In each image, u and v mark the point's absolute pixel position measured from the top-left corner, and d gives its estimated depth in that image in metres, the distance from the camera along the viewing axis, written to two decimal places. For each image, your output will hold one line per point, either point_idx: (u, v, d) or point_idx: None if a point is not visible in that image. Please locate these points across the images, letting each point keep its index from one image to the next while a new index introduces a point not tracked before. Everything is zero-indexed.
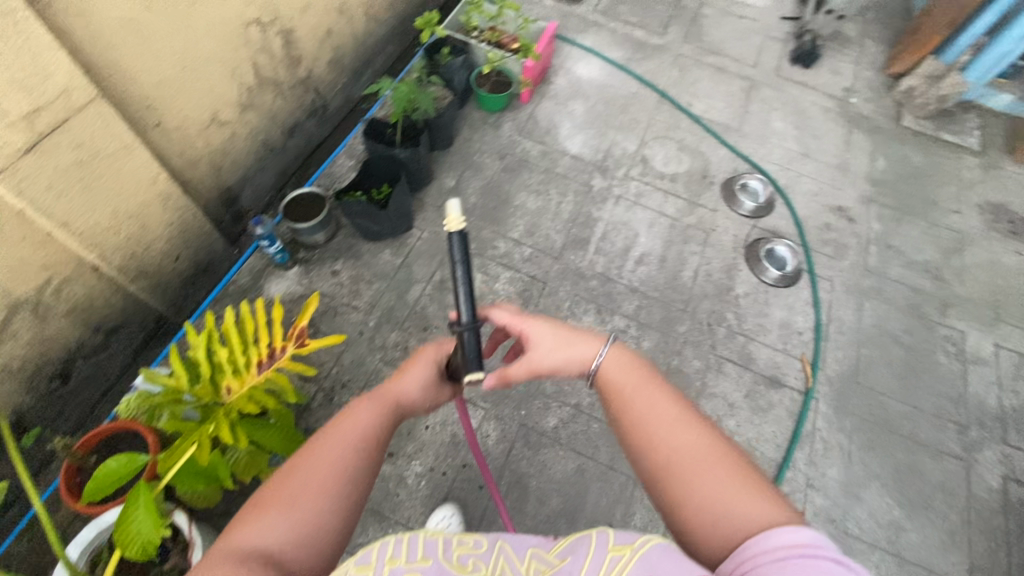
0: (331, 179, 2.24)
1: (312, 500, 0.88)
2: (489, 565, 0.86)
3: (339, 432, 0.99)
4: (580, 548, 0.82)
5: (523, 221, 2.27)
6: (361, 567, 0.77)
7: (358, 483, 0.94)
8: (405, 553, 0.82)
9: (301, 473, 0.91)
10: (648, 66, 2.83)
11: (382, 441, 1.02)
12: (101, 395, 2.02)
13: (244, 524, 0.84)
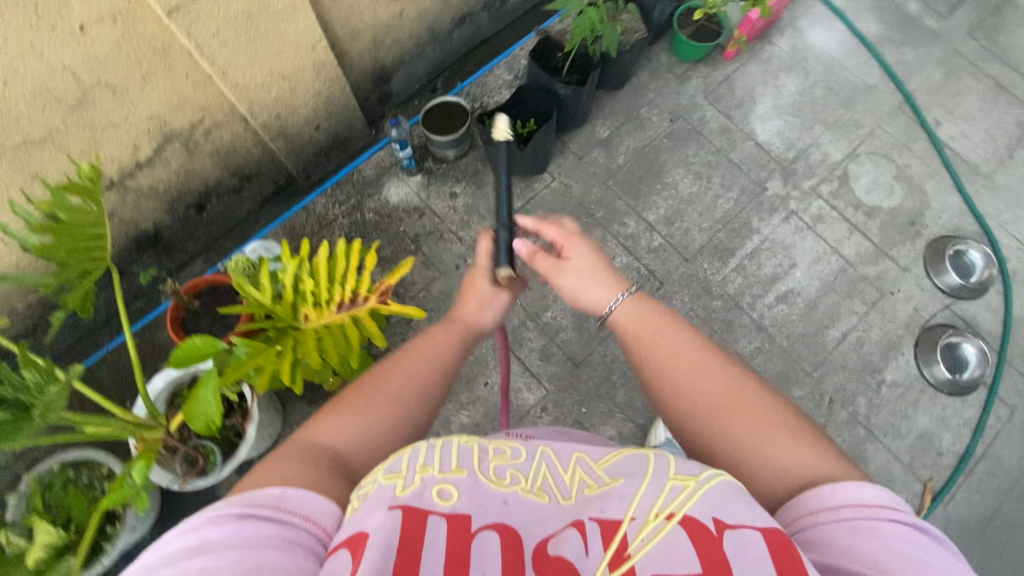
0: (482, 91, 2.08)
1: (388, 409, 0.84)
2: (530, 476, 0.68)
3: (417, 347, 0.94)
4: (635, 469, 0.66)
5: (666, 204, 1.97)
6: (390, 479, 0.63)
7: (436, 404, 0.90)
8: (430, 460, 0.66)
9: (376, 378, 0.87)
10: (902, 55, 2.19)
11: (458, 368, 0.96)
12: (226, 231, 2.19)
13: (318, 422, 0.80)
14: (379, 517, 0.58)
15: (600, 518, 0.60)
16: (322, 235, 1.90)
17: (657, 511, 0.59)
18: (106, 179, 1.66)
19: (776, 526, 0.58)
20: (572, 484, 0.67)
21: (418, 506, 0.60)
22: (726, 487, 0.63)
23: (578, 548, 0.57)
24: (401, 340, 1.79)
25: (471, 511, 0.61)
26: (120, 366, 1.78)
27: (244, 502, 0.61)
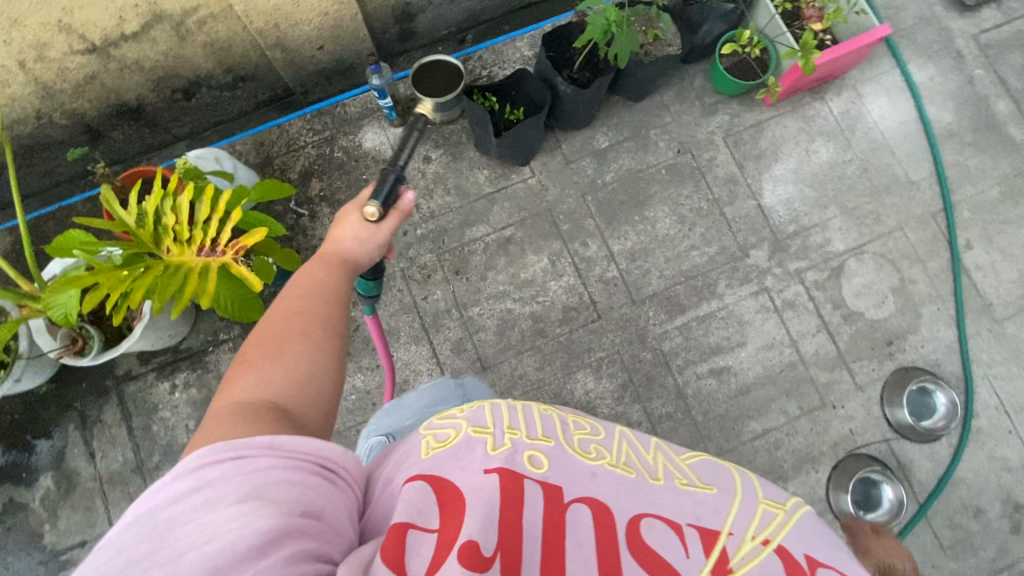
0: (495, 60, 1.95)
1: (302, 350, 0.84)
2: (614, 452, 0.72)
3: (302, 289, 0.94)
4: (724, 483, 0.70)
5: (636, 238, 1.85)
6: (478, 432, 0.69)
7: (341, 331, 0.91)
8: (516, 424, 0.72)
9: (277, 325, 0.87)
10: (962, 159, 1.93)
11: (345, 293, 0.97)
12: (214, 123, 2.20)
13: (232, 383, 0.78)
14: (476, 476, 0.64)
15: (697, 525, 0.62)
16: (288, 159, 1.88)
17: (752, 535, 0.61)
18: (89, 42, 1.66)
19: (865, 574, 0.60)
20: (656, 466, 0.71)
21: (512, 468, 0.65)
22: (807, 521, 0.66)
23: (677, 549, 0.60)
24: None
25: (563, 481, 0.65)
26: (66, 223, 1.84)
27: (237, 444, 0.61)
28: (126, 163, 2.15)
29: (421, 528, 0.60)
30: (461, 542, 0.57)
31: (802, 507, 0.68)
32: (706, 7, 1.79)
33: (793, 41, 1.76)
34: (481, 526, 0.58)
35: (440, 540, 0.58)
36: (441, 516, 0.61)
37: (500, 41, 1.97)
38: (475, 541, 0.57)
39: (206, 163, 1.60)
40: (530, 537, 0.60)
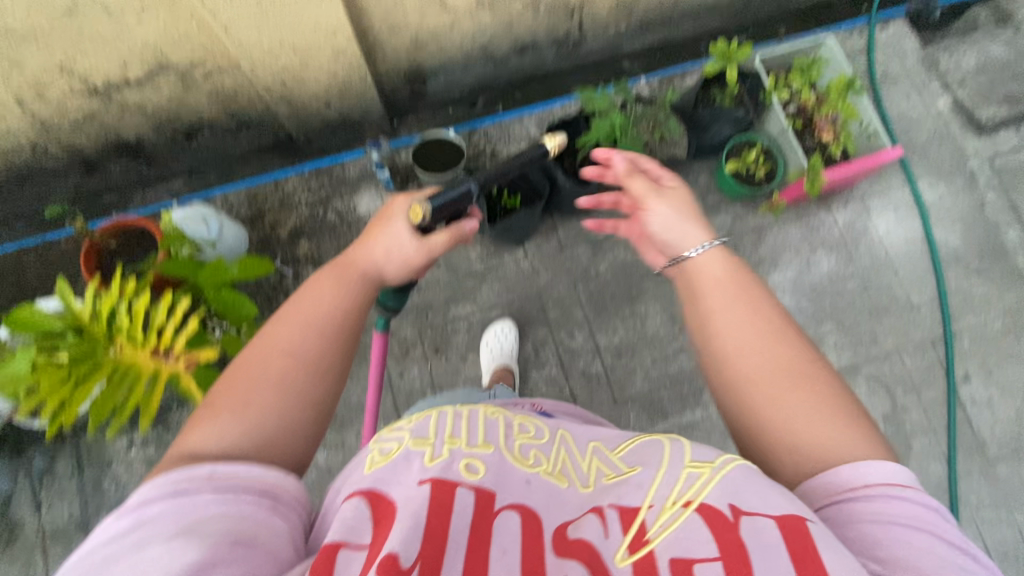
0: (500, 136, 1.95)
1: (270, 398, 0.81)
2: (551, 459, 0.76)
3: (289, 321, 0.90)
4: (649, 458, 0.75)
5: (624, 333, 1.79)
6: (418, 444, 0.73)
7: (323, 355, 0.88)
8: (458, 431, 0.75)
9: (252, 365, 0.83)
10: (966, 285, 1.89)
11: (330, 317, 0.93)
12: (214, 162, 2.16)
13: (197, 427, 0.76)
14: (412, 489, 0.67)
15: (617, 504, 0.69)
16: (280, 216, 1.85)
17: (673, 499, 0.67)
18: (91, 85, 1.64)
19: (789, 512, 0.65)
20: (589, 473, 0.76)
21: (445, 477, 0.69)
22: (739, 472, 0.70)
23: (598, 531, 0.66)
24: None
25: (495, 486, 0.70)
26: (47, 258, 1.81)
27: (179, 478, 0.65)
28: (118, 191, 2.07)
29: (352, 546, 0.62)
30: (383, 555, 0.59)
31: (732, 461, 0.71)
32: (716, 110, 1.74)
33: (805, 158, 1.73)
34: (406, 538, 0.61)
35: (368, 558, 0.61)
36: (375, 533, 0.64)
37: (508, 117, 1.96)
38: (395, 554, 0.59)
39: (190, 222, 1.55)
40: (455, 546, 0.63)
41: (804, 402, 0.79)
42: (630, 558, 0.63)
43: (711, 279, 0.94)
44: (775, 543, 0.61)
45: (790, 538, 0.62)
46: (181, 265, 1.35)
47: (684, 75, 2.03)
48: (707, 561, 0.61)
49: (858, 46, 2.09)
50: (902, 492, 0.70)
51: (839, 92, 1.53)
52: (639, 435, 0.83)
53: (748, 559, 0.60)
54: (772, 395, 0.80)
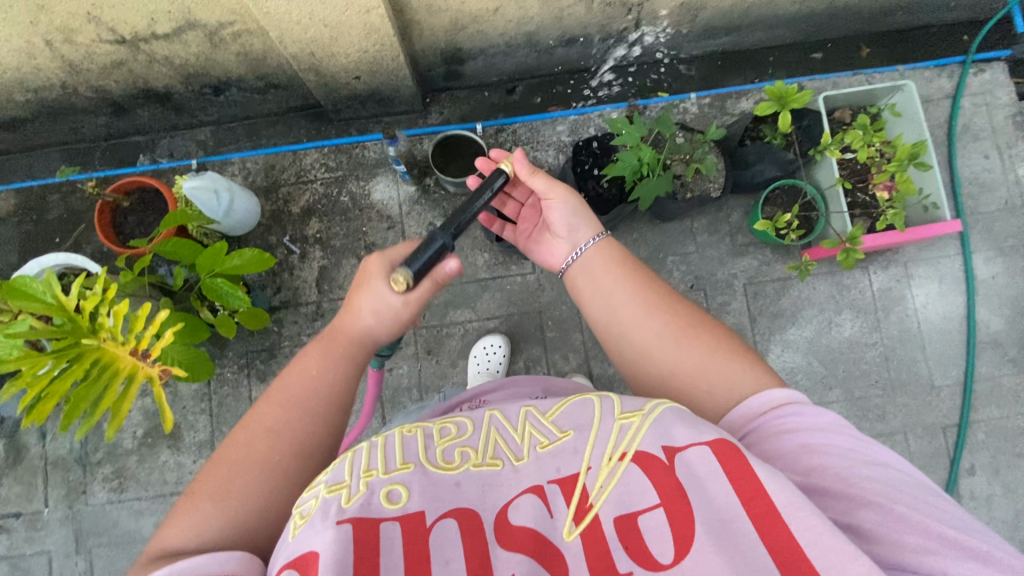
0: (530, 137, 1.85)
1: (256, 484, 0.76)
2: (481, 449, 0.68)
3: (279, 392, 0.85)
4: (582, 419, 0.68)
5: (619, 366, 1.74)
6: (333, 490, 0.62)
7: (308, 437, 0.82)
8: (374, 461, 0.65)
9: (240, 445, 0.79)
10: (998, 375, 1.75)
11: (320, 391, 0.85)
12: (241, 118, 2.10)
13: (177, 520, 0.72)
14: (330, 532, 0.57)
15: (558, 478, 0.63)
16: (294, 191, 1.83)
17: (609, 455, 0.63)
18: (118, 35, 1.61)
19: (717, 434, 0.64)
20: (523, 444, 0.68)
21: (367, 514, 0.59)
22: (667, 414, 0.66)
23: (542, 514, 0.61)
24: (296, 331, 1.76)
25: (424, 505, 0.61)
26: (69, 201, 1.85)
27: None
28: (148, 136, 2.07)
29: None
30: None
31: (661, 406, 0.67)
32: (763, 149, 1.58)
33: (850, 221, 1.59)
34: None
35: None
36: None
37: (541, 117, 1.86)
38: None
39: (204, 193, 1.51)
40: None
41: (696, 344, 0.84)
42: (577, 530, 0.59)
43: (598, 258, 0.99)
44: (710, 469, 0.61)
45: (723, 462, 0.61)
46: (184, 247, 1.34)
47: (739, 97, 1.86)
48: (650, 511, 0.60)
49: (943, 90, 1.88)
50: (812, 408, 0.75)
51: (901, 164, 1.38)
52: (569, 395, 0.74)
53: (687, 501, 0.59)
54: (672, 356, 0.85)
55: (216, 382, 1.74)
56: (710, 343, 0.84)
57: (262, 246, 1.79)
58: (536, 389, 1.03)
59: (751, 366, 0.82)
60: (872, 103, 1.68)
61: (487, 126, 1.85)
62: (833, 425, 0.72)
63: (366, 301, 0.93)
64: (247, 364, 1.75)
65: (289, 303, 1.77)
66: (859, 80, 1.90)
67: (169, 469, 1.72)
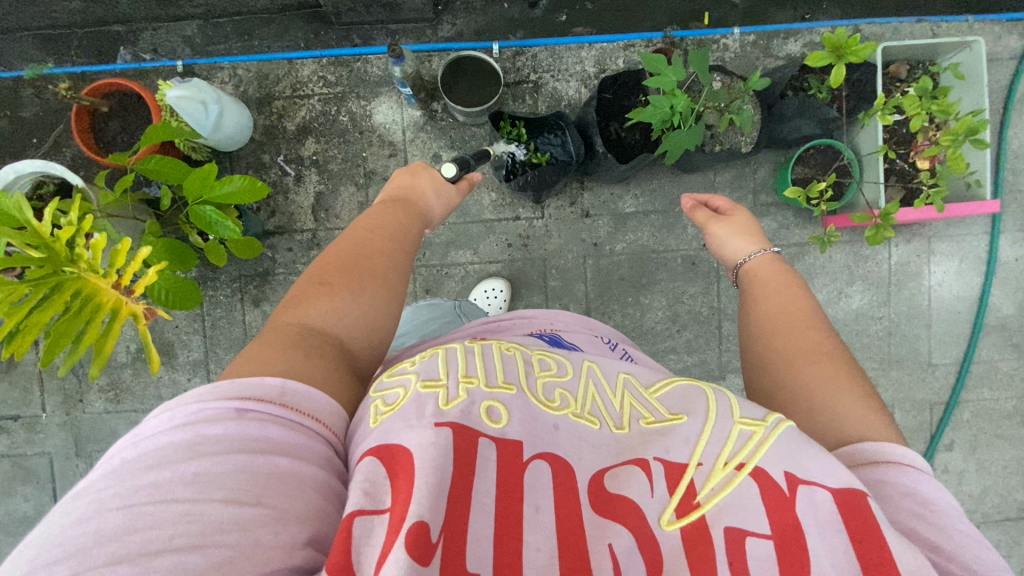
0: (551, 64, 1.67)
1: (378, 290, 0.84)
2: (579, 399, 0.68)
3: (380, 225, 0.95)
4: (695, 406, 0.67)
5: (621, 319, 1.72)
6: (429, 387, 0.62)
7: (409, 269, 0.93)
8: (472, 369, 0.65)
9: (355, 255, 0.87)
10: (997, 358, 1.74)
11: (415, 237, 0.99)
12: (230, 14, 1.88)
13: (296, 307, 0.78)
14: (426, 433, 0.57)
15: (664, 459, 0.61)
16: (289, 105, 1.68)
17: (725, 460, 0.60)
18: None
19: (848, 484, 0.59)
20: (623, 413, 0.68)
21: (466, 424, 0.59)
22: (788, 436, 0.63)
23: (643, 487, 0.59)
24: (289, 258, 1.70)
25: (523, 437, 0.61)
26: (44, 98, 1.70)
27: (228, 416, 0.56)
28: (128, 26, 1.86)
29: (371, 512, 0.53)
30: (410, 525, 0.50)
31: (785, 421, 0.64)
32: (806, 103, 1.46)
33: (884, 193, 1.50)
34: (433, 504, 0.52)
35: (391, 523, 0.52)
36: (394, 492, 0.54)
37: (566, 42, 1.67)
38: (426, 523, 0.51)
39: (191, 105, 1.37)
40: (480, 509, 0.55)
41: (821, 367, 0.83)
42: (678, 523, 0.57)
43: (790, 295, 0.97)
44: (833, 519, 0.56)
45: (848, 515, 0.56)
46: (171, 166, 1.24)
47: (786, 37, 1.67)
48: (759, 536, 0.55)
49: (1009, 50, 1.70)
50: (919, 481, 0.66)
51: (956, 139, 1.25)
52: (675, 377, 0.75)
53: (805, 537, 0.55)
54: (790, 362, 0.86)
55: (209, 304, 1.71)
56: (837, 372, 0.82)
57: (254, 164, 1.68)
58: (531, 327, 0.96)
59: (873, 411, 0.77)
60: (933, 59, 1.52)
61: (503, 47, 1.67)
62: (932, 495, 0.64)
63: (422, 187, 1.12)
64: (240, 289, 1.70)
65: (283, 229, 1.69)
66: (922, 29, 1.70)
67: (166, 385, 1.74)
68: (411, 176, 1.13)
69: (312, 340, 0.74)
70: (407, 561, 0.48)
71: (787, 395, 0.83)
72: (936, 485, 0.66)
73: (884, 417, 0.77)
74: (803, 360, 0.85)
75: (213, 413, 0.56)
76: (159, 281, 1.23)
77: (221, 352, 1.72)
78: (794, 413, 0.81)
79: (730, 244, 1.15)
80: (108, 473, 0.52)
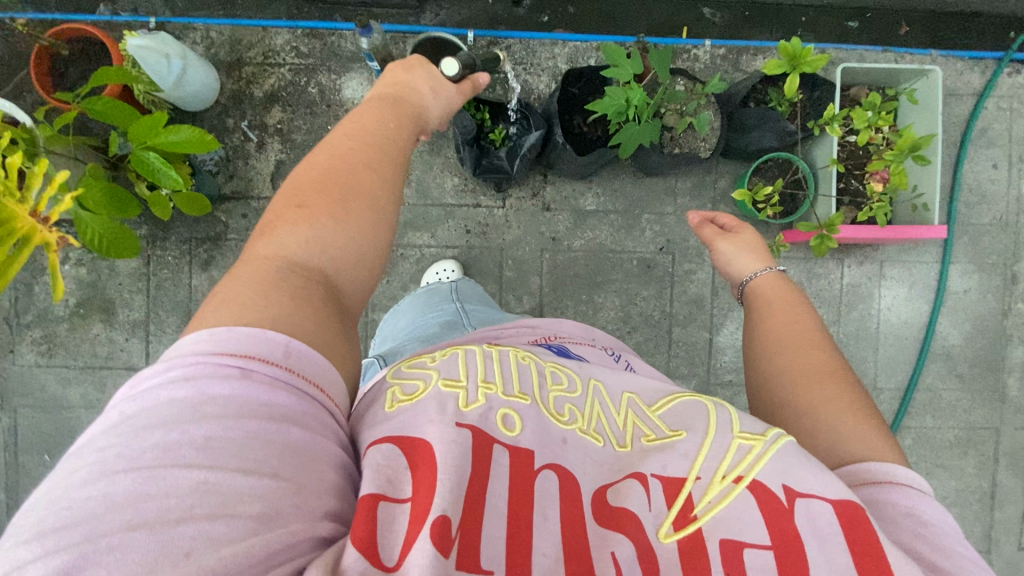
0: (524, 58, 1.68)
1: (363, 214, 0.76)
2: (587, 414, 0.67)
3: (361, 134, 0.84)
4: (695, 422, 0.66)
5: (573, 315, 1.71)
6: (449, 385, 0.62)
7: (397, 188, 0.84)
8: (491, 376, 0.65)
9: (335, 173, 0.77)
10: (941, 388, 1.75)
11: (405, 150, 0.88)
12: None
13: (268, 234, 0.70)
14: (447, 430, 0.57)
15: (661, 475, 0.61)
16: (259, 72, 1.67)
17: (722, 474, 0.61)
18: None
19: (846, 496, 0.59)
20: (626, 431, 0.66)
21: (483, 430, 0.59)
22: (787, 450, 0.63)
23: (642, 500, 0.59)
24: (245, 225, 1.67)
25: (534, 447, 0.60)
26: (11, 41, 1.67)
27: (233, 372, 0.53)
28: None
29: (392, 500, 0.54)
30: (434, 517, 0.51)
31: (784, 437, 0.64)
32: (766, 114, 1.47)
33: (834, 208, 1.54)
34: (453, 498, 0.53)
35: (413, 513, 0.53)
36: (415, 482, 0.55)
37: (540, 37, 1.69)
38: (448, 518, 0.52)
39: (154, 57, 1.37)
40: (494, 511, 0.55)
41: (827, 387, 0.82)
42: (675, 535, 0.57)
43: (794, 313, 0.96)
44: (832, 531, 0.56)
45: (849, 529, 0.56)
46: (118, 109, 1.22)
47: (755, 54, 1.71)
48: (758, 548, 0.56)
49: (970, 86, 1.75)
50: (918, 501, 0.65)
51: (900, 154, 1.29)
52: (680, 391, 0.74)
53: (804, 548, 0.55)
54: (792, 380, 0.85)
55: (156, 264, 1.67)
56: (844, 394, 0.81)
57: (217, 126, 1.66)
58: (534, 336, 0.92)
59: (878, 434, 0.76)
60: (892, 85, 1.56)
61: (478, 36, 1.68)
62: (933, 514, 0.64)
63: (417, 84, 1.00)
64: (190, 251, 1.67)
65: (241, 193, 1.67)
66: (887, 58, 1.75)
67: (100, 343, 1.68)
68: (405, 71, 1.01)
69: (288, 271, 0.67)
70: (429, 554, 0.49)
71: (791, 416, 0.82)
72: (936, 506, 0.66)
73: (886, 440, 0.76)
74: (809, 380, 0.83)
75: (216, 369, 0.52)
76: (88, 219, 1.20)
77: (163, 315, 1.67)
78: (797, 431, 0.80)
79: (737, 262, 1.14)
80: (107, 429, 0.49)
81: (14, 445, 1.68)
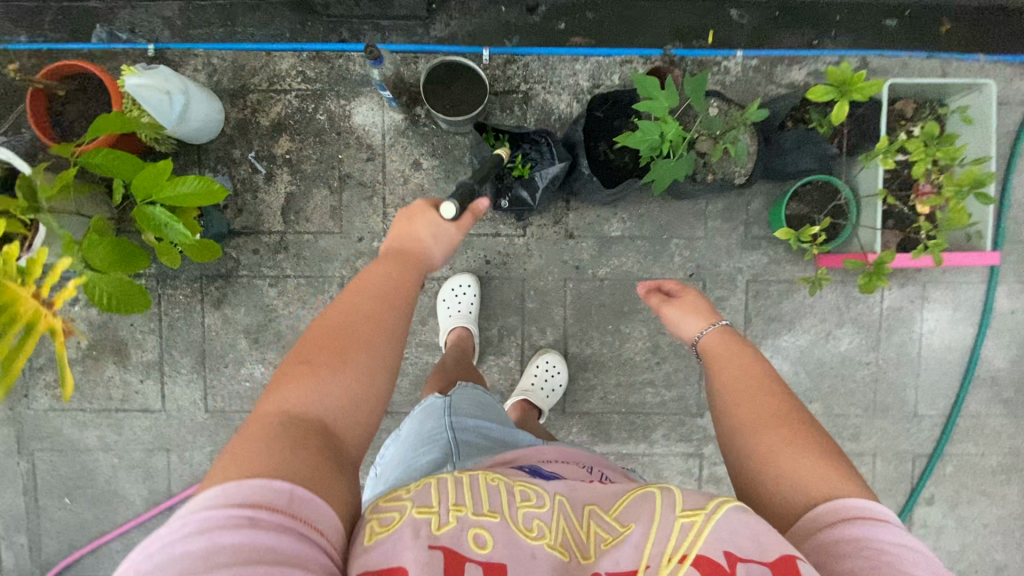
0: (544, 77, 1.58)
1: (368, 361, 0.75)
2: (554, 527, 0.61)
3: (370, 282, 0.86)
4: (641, 513, 0.61)
5: (600, 347, 1.64)
6: (422, 512, 0.59)
7: (404, 331, 0.84)
8: (461, 497, 0.62)
9: (341, 323, 0.78)
10: (985, 413, 1.68)
11: (412, 291, 0.90)
12: None
13: (274, 390, 0.70)
14: (420, 552, 0.54)
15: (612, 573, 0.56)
16: (264, 100, 1.59)
17: (669, 555, 0.56)
18: None
19: (779, 550, 0.57)
20: (589, 542, 0.61)
21: (454, 550, 0.56)
22: (732, 515, 0.59)
23: None
24: (256, 261, 1.61)
25: (507, 562, 0.57)
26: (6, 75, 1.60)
27: (244, 514, 0.53)
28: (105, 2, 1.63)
29: None
30: None
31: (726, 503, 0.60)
32: (805, 136, 1.38)
33: (879, 237, 1.44)
34: None
35: None
36: None
37: (560, 53, 1.58)
38: None
39: (155, 95, 1.29)
40: None
41: (772, 433, 0.76)
42: None
43: (730, 359, 0.91)
44: None
45: None
46: (120, 161, 1.15)
47: (789, 64, 1.60)
48: None
49: (1021, 93, 1.63)
50: (870, 532, 0.63)
51: (960, 190, 1.19)
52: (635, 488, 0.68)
53: None
54: (738, 432, 0.79)
55: (167, 304, 1.62)
56: (789, 434, 0.76)
57: (224, 159, 1.59)
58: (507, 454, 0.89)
59: (837, 469, 0.71)
60: (942, 100, 1.45)
61: (494, 53, 1.58)
62: (888, 541, 0.62)
63: (423, 224, 1.04)
64: (201, 289, 1.62)
65: (252, 228, 1.60)
66: (933, 65, 1.63)
67: (115, 385, 1.65)
68: (411, 215, 1.04)
69: (289, 425, 0.65)
70: None
71: (749, 472, 0.75)
72: (894, 529, 0.63)
73: (857, 479, 0.70)
74: (758, 429, 0.77)
75: (224, 519, 0.52)
76: (100, 282, 1.18)
77: (178, 356, 1.63)
78: (759, 491, 0.74)
79: (682, 323, 1.06)
80: None
81: (36, 490, 1.66)
